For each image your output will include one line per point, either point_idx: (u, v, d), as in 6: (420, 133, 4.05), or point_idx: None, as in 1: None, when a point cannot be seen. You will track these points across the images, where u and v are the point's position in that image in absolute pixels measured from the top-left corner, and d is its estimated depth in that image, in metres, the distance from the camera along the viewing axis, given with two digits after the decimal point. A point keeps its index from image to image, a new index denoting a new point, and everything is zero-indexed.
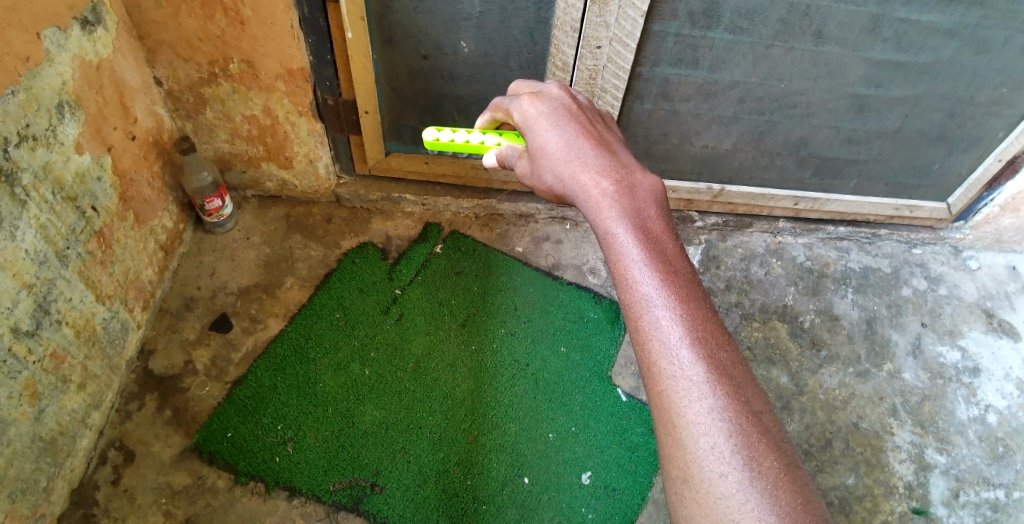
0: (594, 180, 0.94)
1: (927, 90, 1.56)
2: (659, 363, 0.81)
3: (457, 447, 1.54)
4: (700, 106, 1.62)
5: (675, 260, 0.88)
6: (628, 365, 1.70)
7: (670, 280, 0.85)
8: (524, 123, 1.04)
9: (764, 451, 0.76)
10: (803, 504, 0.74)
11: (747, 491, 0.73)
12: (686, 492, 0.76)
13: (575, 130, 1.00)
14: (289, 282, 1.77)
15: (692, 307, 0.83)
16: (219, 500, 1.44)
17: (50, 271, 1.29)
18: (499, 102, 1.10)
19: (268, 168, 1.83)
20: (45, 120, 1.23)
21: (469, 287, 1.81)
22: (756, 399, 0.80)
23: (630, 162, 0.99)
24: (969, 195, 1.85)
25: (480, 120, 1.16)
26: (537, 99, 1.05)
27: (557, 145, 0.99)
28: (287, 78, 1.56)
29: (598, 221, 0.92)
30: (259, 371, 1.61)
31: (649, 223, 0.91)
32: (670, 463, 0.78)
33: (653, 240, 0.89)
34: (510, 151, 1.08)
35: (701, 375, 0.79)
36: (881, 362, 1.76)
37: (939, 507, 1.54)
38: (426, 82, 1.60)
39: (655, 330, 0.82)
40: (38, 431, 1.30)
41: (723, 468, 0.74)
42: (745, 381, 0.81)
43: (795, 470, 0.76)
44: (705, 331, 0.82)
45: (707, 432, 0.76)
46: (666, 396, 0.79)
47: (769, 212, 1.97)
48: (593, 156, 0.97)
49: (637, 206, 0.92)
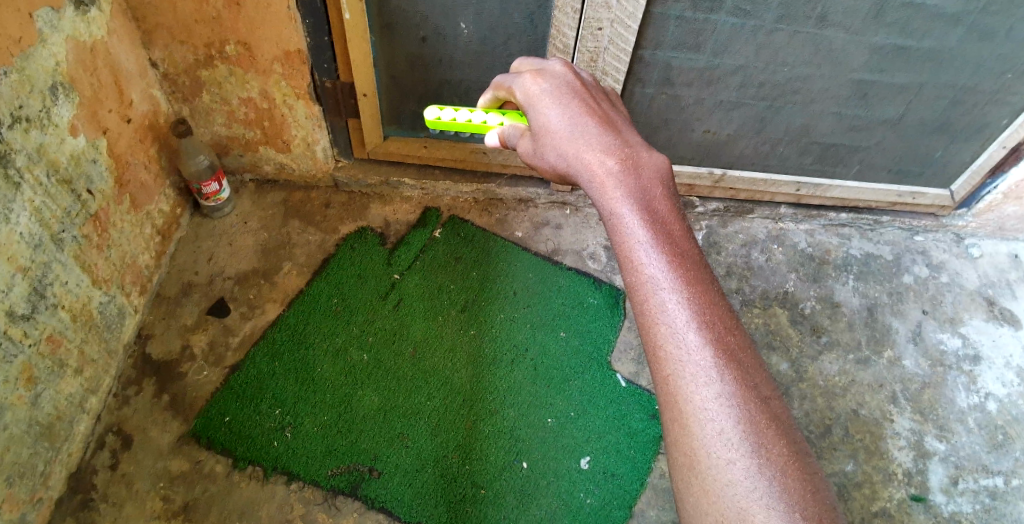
0: (599, 158, 0.93)
1: (931, 77, 1.54)
2: (665, 347, 0.80)
3: (457, 432, 1.54)
4: (702, 91, 1.60)
5: (683, 242, 0.86)
6: (628, 351, 1.70)
7: (677, 262, 0.83)
8: (527, 100, 1.02)
9: (773, 438, 0.75)
10: (813, 492, 0.73)
11: (756, 478, 0.72)
12: (692, 479, 0.75)
13: (579, 108, 0.99)
14: (287, 267, 1.76)
15: (700, 291, 0.82)
16: (217, 485, 1.44)
17: (46, 255, 1.28)
18: (501, 80, 1.08)
19: (266, 152, 1.81)
20: (38, 102, 1.21)
21: (468, 273, 1.79)
22: (765, 386, 0.79)
23: (636, 140, 0.97)
24: (971, 183, 1.83)
25: (482, 99, 1.15)
26: (539, 77, 1.03)
27: (561, 123, 0.97)
28: (284, 61, 1.54)
29: (603, 201, 0.90)
30: (257, 356, 1.60)
31: (656, 203, 0.89)
32: (676, 450, 0.78)
33: (659, 220, 0.87)
34: (512, 131, 1.07)
35: (709, 360, 0.78)
36: (881, 349, 1.75)
37: (938, 494, 1.54)
38: (424, 66, 1.58)
39: (662, 314, 0.81)
40: (35, 416, 1.30)
41: (731, 455, 0.74)
42: (755, 366, 0.80)
43: (804, 458, 0.75)
44: (713, 315, 0.81)
45: (715, 418, 0.75)
46: (672, 381, 0.79)
47: (771, 199, 1.95)
48: (597, 134, 0.95)
49: (643, 186, 0.90)
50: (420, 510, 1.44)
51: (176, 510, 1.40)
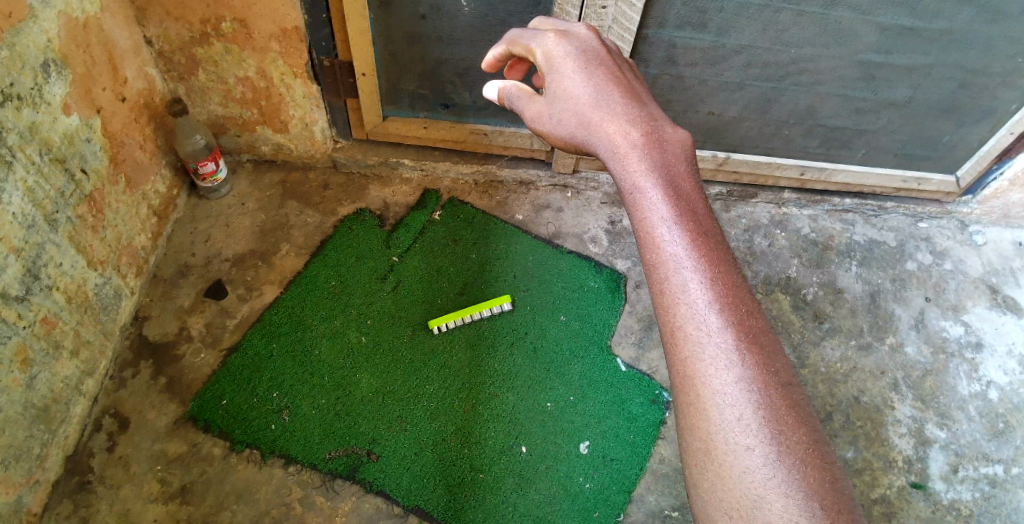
0: (622, 130, 0.90)
1: (939, 58, 1.50)
2: (685, 328, 0.78)
3: (457, 416, 1.53)
4: (707, 71, 1.57)
5: (706, 221, 0.84)
6: (629, 335, 1.68)
7: (700, 242, 0.81)
8: (547, 62, 1.00)
9: (793, 425, 0.74)
10: (831, 482, 0.72)
11: (773, 466, 0.71)
12: (707, 464, 0.74)
13: (604, 77, 0.96)
14: (285, 249, 1.74)
15: (722, 272, 0.80)
16: (215, 468, 1.44)
17: (40, 236, 1.26)
18: (518, 36, 1.04)
19: (263, 132, 1.78)
20: (30, 80, 1.18)
21: (468, 256, 1.78)
22: (785, 372, 0.78)
23: (659, 113, 0.94)
24: (978, 168, 1.81)
25: (491, 54, 1.07)
26: (563, 39, 1.00)
27: (583, 90, 0.95)
28: (281, 38, 1.51)
29: (624, 174, 0.88)
30: (254, 338, 1.59)
31: (679, 179, 0.86)
32: (690, 435, 0.77)
33: (683, 198, 0.84)
34: (517, 92, 1.04)
35: (729, 342, 0.76)
36: (883, 335, 1.74)
37: (937, 482, 1.54)
38: (424, 44, 1.54)
39: (683, 294, 0.79)
40: (30, 398, 1.29)
41: (749, 442, 0.73)
42: (775, 351, 0.79)
43: (823, 447, 0.74)
44: (735, 297, 0.79)
45: (734, 403, 0.74)
46: (690, 364, 0.77)
47: (774, 183, 1.92)
48: (621, 105, 0.93)
49: (666, 161, 0.87)
50: (419, 493, 1.44)
51: (174, 492, 1.40)
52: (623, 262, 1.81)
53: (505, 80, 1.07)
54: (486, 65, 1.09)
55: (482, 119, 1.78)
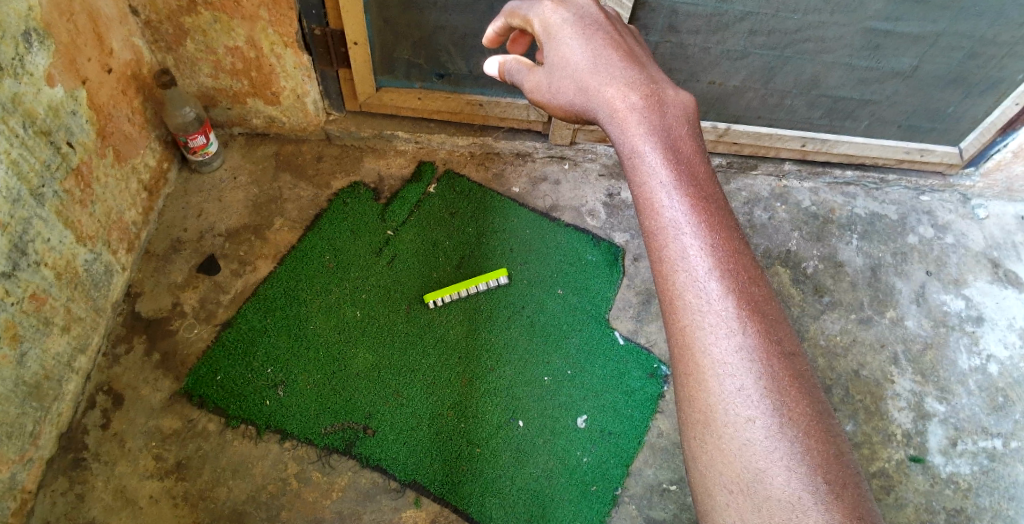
0: (621, 93, 0.87)
1: (947, 26, 1.46)
2: (684, 296, 0.76)
3: (453, 390, 1.52)
4: (709, 39, 1.52)
5: (707, 185, 0.81)
6: (627, 308, 1.67)
7: (700, 206, 0.79)
8: (544, 31, 0.96)
9: (795, 396, 0.72)
10: (836, 455, 0.70)
11: (775, 438, 0.70)
12: (706, 436, 0.73)
13: (603, 42, 0.93)
14: (278, 223, 1.71)
15: (723, 237, 0.78)
16: (210, 443, 1.43)
17: (25, 211, 1.23)
18: (516, 7, 1.00)
19: (254, 103, 1.74)
20: (11, 49, 1.14)
21: (465, 229, 1.75)
22: (788, 340, 0.75)
23: (661, 76, 0.91)
24: (982, 139, 1.76)
25: (491, 29, 1.04)
26: (561, 6, 0.96)
27: (582, 56, 0.92)
28: (270, 6, 1.45)
29: (623, 139, 0.85)
30: (247, 313, 1.58)
31: (680, 143, 0.83)
32: (690, 406, 0.75)
33: (684, 162, 0.82)
34: (518, 66, 1.01)
35: (730, 310, 0.74)
36: (884, 309, 1.73)
37: (936, 455, 1.54)
38: (416, 12, 1.49)
39: (682, 260, 0.77)
40: (21, 375, 1.27)
41: (751, 413, 0.71)
42: (778, 319, 0.76)
43: (827, 419, 0.72)
44: (736, 263, 0.77)
45: (733, 372, 0.73)
46: (690, 333, 0.75)
47: (776, 154, 1.89)
48: (621, 69, 0.90)
49: (666, 123, 0.84)
50: (416, 468, 1.43)
51: (170, 468, 1.40)
52: (622, 235, 1.78)
53: (506, 54, 1.05)
54: (486, 40, 1.05)
55: (478, 90, 1.73)
